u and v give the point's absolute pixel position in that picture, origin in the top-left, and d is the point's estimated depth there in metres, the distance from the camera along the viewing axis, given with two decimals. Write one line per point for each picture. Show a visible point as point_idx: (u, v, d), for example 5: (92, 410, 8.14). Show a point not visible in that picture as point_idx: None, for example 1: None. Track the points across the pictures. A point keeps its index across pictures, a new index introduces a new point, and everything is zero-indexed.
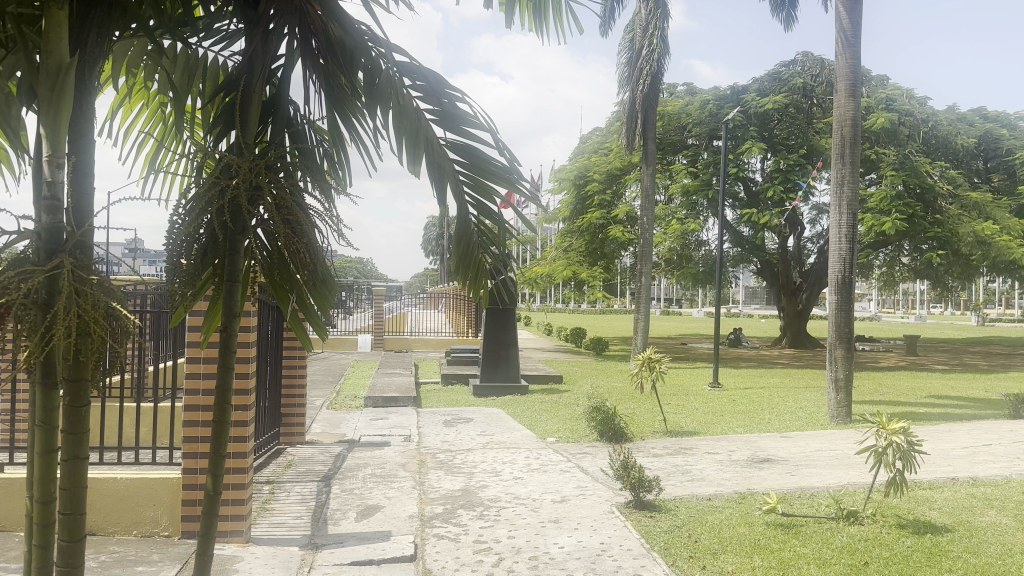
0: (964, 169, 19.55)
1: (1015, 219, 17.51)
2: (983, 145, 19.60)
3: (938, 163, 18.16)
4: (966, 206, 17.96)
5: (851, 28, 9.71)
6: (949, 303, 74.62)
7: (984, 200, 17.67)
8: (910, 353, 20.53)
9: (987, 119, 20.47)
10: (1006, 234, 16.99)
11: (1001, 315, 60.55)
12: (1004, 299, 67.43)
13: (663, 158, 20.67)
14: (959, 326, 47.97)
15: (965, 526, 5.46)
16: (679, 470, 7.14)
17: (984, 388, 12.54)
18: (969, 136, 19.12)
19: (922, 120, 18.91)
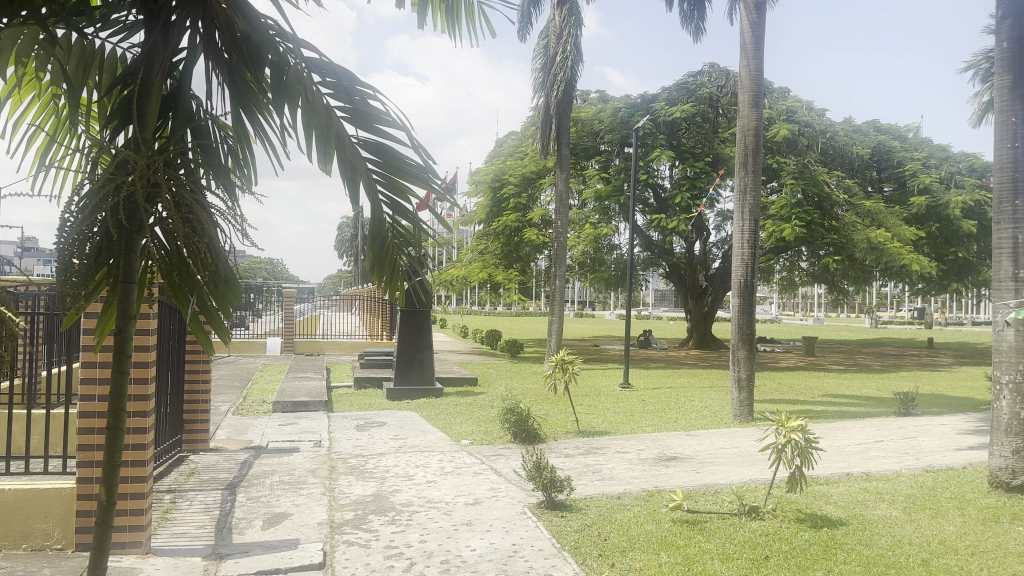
0: (858, 179, 20.62)
1: (905, 226, 18.56)
2: (877, 156, 20.73)
3: (835, 173, 19.08)
4: (860, 214, 18.93)
5: (754, 41, 10.10)
6: (844, 306, 78.77)
7: (876, 209, 18.69)
8: (809, 354, 21.53)
9: (880, 132, 21.69)
10: (896, 241, 17.98)
11: (892, 318, 64.40)
12: (893, 303, 71.76)
13: (577, 164, 20.96)
14: (853, 328, 50.93)
15: (858, 519, 5.75)
16: (589, 470, 7.26)
17: (876, 387, 13.25)
18: (862, 147, 20.21)
19: (820, 132, 19.83)
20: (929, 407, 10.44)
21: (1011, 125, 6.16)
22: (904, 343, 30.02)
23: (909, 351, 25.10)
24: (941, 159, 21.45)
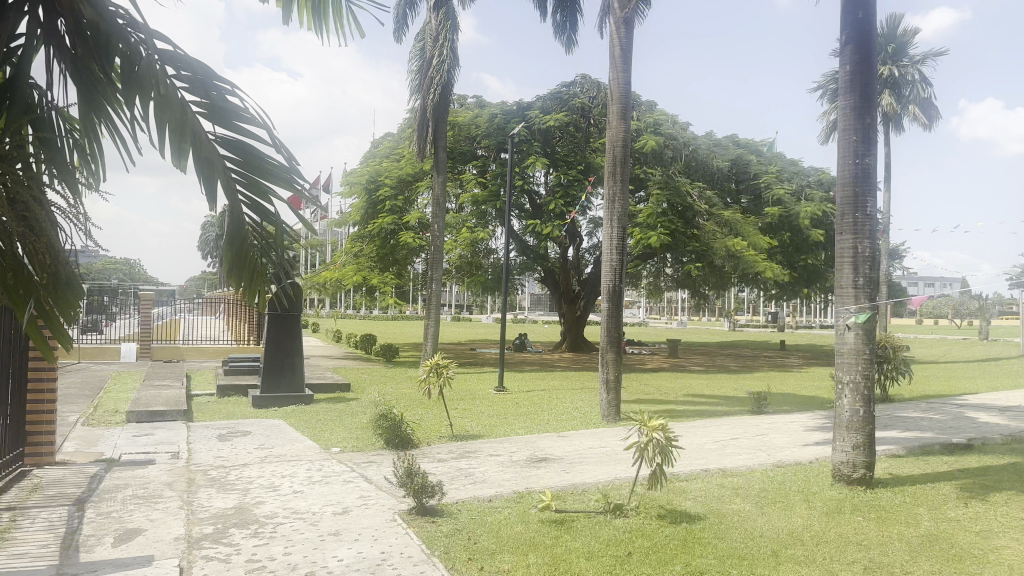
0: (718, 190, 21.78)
1: (760, 235, 19.76)
2: (735, 169, 21.98)
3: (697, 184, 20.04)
4: (720, 223, 19.98)
5: (623, 55, 10.46)
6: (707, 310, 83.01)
7: (734, 219, 19.79)
8: (673, 356, 22.53)
9: (739, 146, 23.03)
10: (752, 250, 19.12)
11: (750, 321, 68.43)
12: (751, 307, 76.33)
13: (453, 168, 20.99)
14: (714, 331, 53.80)
15: (714, 513, 6.06)
16: (461, 474, 7.27)
17: (733, 387, 14.05)
18: (722, 160, 21.38)
19: (685, 144, 20.77)
20: (780, 406, 11.15)
21: (854, 141, 6.63)
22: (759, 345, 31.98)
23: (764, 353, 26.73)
24: (793, 173, 23.02)
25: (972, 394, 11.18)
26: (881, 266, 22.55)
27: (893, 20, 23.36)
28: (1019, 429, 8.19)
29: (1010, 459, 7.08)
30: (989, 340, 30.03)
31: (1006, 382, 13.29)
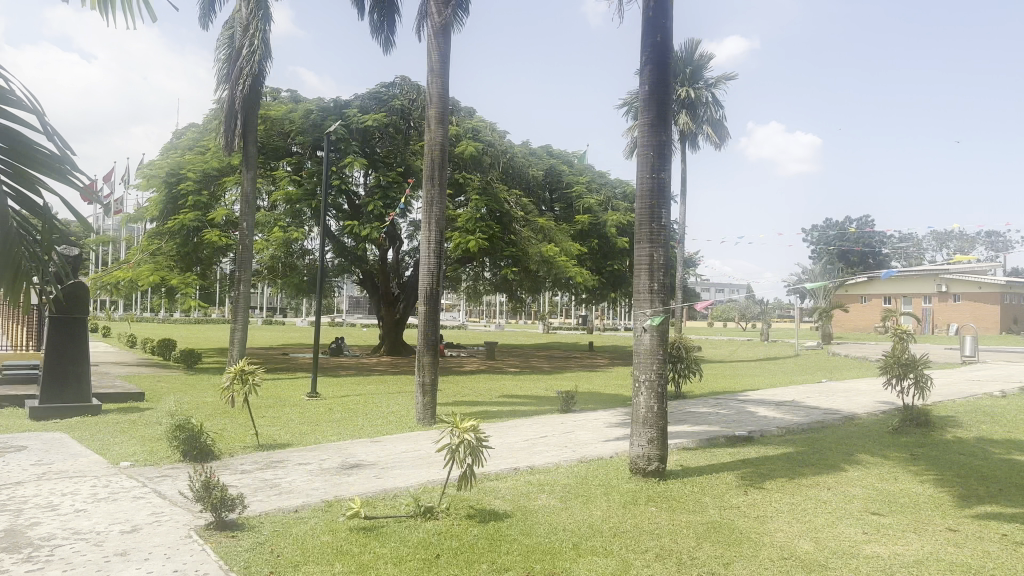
0: (534, 197, 22.55)
1: (571, 241, 20.66)
2: (548, 177, 22.89)
3: (513, 191, 20.55)
4: (534, 229, 20.64)
5: (441, 61, 10.53)
6: (524, 313, 85.57)
7: (548, 226, 20.50)
8: (489, 358, 22.97)
9: (553, 156, 23.99)
10: (564, 255, 19.93)
11: (563, 324, 71.36)
12: (564, 310, 79.67)
13: (265, 164, 20.12)
14: (527, 334, 55.56)
15: (521, 510, 6.23)
16: (266, 485, 6.96)
17: (544, 388, 14.58)
18: (537, 169, 22.15)
19: (502, 151, 21.21)
20: (586, 404, 11.71)
21: (651, 156, 7.10)
22: (570, 347, 33.45)
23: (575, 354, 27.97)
24: (601, 184, 24.39)
25: (750, 390, 12.38)
26: (679, 274, 24.40)
27: (691, 45, 25.34)
28: (789, 421, 9.16)
29: (781, 448, 7.89)
30: (768, 341, 33.43)
31: (780, 378, 14.85)
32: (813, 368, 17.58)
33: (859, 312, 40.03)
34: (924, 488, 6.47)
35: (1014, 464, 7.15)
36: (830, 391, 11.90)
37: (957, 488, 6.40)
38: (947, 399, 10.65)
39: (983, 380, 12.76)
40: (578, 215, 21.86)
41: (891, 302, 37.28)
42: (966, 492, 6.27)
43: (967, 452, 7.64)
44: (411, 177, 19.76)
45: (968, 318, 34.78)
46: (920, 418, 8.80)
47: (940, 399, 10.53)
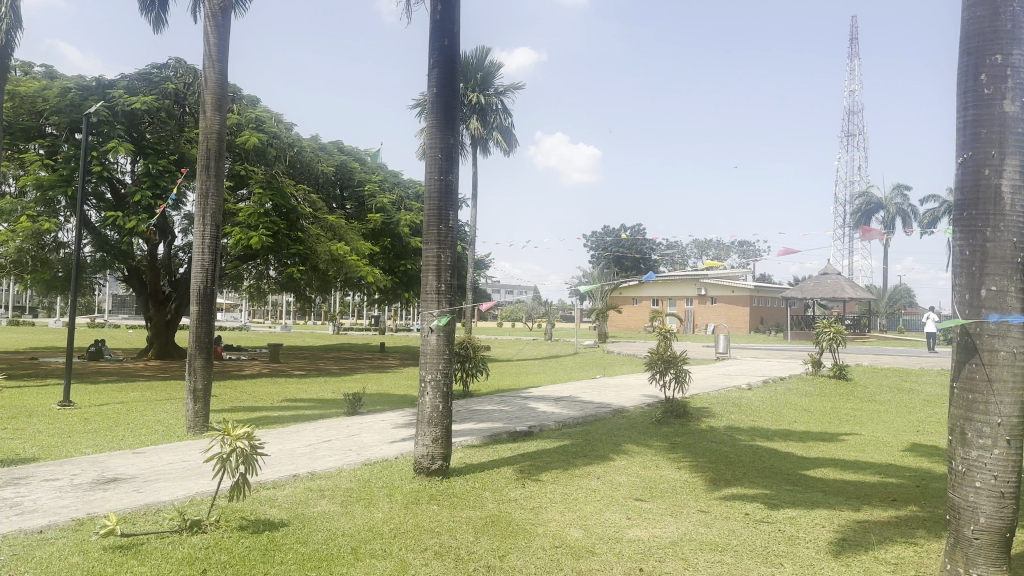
0: (323, 194, 22.01)
1: (361, 241, 20.37)
2: (338, 174, 22.48)
3: (300, 187, 19.77)
4: (322, 227, 20.07)
5: (219, 45, 9.93)
6: (314, 314, 83.04)
7: (336, 224, 20.09)
8: (273, 360, 22.02)
9: (343, 153, 23.67)
10: (354, 254, 19.59)
11: (354, 325, 70.10)
12: (356, 310, 78.41)
13: (11, 145, 17.83)
14: (315, 335, 53.90)
15: (298, 518, 6.02)
16: (3, 506, 6.15)
17: (330, 390, 14.24)
18: (327, 165, 21.61)
19: (289, 145, 20.14)
20: (373, 405, 11.59)
21: (439, 158, 7.16)
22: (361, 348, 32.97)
23: (366, 356, 27.60)
24: (392, 183, 24.45)
25: (532, 388, 12.92)
26: (468, 275, 24.89)
27: (481, 51, 25.96)
28: (566, 415, 9.67)
29: (558, 442, 8.29)
30: (552, 340, 35.07)
31: (561, 376, 15.65)
32: (592, 365, 18.71)
33: (632, 313, 42.76)
34: (681, 473, 7.10)
35: (755, 449, 8.06)
36: (604, 387, 12.73)
37: (708, 473, 7.09)
38: (703, 392, 11.79)
39: (732, 375, 14.29)
40: (369, 214, 21.62)
41: (660, 304, 40.53)
42: (716, 476, 6.96)
43: (717, 439, 8.51)
44: (186, 168, 18.46)
45: (723, 320, 38.13)
46: (679, 409, 9.66)
47: (696, 393, 11.64)
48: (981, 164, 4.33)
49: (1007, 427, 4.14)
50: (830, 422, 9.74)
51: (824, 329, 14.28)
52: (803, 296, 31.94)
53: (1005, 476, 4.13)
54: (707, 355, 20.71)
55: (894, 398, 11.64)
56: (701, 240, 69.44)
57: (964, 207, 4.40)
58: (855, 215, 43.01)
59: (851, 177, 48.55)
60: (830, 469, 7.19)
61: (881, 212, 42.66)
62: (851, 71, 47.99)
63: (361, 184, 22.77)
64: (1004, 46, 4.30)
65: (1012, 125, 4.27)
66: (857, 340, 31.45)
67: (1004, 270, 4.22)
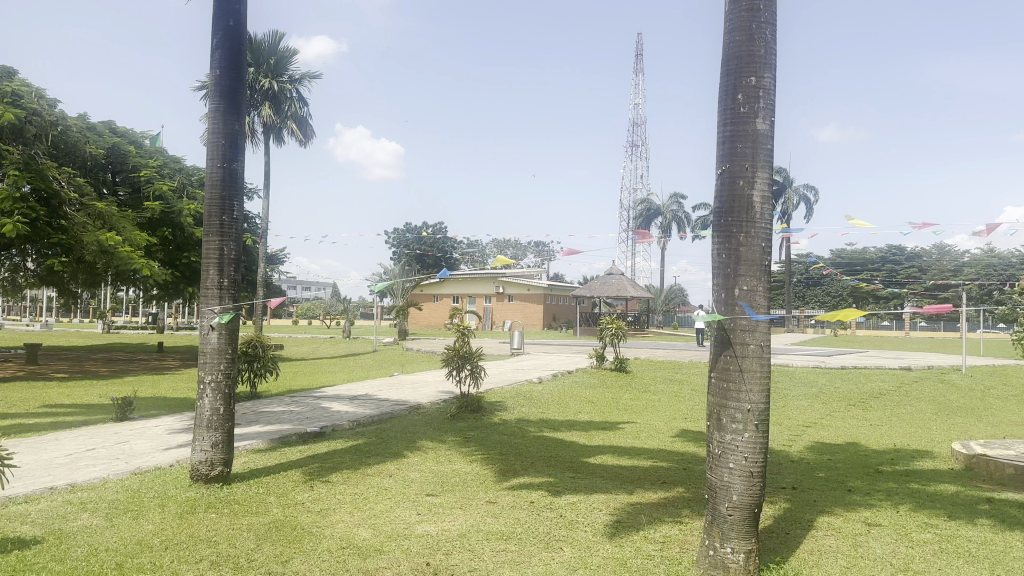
0: (93, 179, 20.03)
1: (138, 232, 18.76)
2: (112, 157, 20.55)
3: (65, 170, 17.79)
4: (91, 215, 18.25)
5: None
6: (85, 311, 75.27)
7: (108, 211, 18.37)
8: (29, 362, 19.67)
9: (118, 134, 21.75)
10: (129, 246, 17.98)
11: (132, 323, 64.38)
12: (135, 307, 72.12)
13: None
14: (83, 334, 48.73)
15: (53, 535, 5.41)
16: None
17: (97, 395, 12.96)
18: (97, 147, 19.66)
19: (51, 123, 18.06)
20: (148, 410, 10.71)
21: (222, 144, 6.76)
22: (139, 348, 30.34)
23: (144, 356, 25.45)
24: (175, 169, 22.86)
25: (324, 387, 12.58)
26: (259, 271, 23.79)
27: (276, 36, 24.90)
28: (359, 414, 9.52)
29: (350, 441, 8.14)
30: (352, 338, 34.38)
31: (356, 374, 15.39)
32: (389, 363, 18.60)
33: (433, 311, 42.92)
34: (472, 467, 7.24)
35: (543, 440, 8.40)
36: (400, 384, 12.69)
37: (498, 464, 7.29)
38: (496, 386, 12.12)
39: (524, 369, 14.82)
40: (148, 202, 19.99)
41: (460, 301, 41.09)
42: (505, 467, 7.17)
43: (508, 432, 8.77)
44: None
45: (519, 316, 39.41)
46: (473, 404, 9.87)
47: (490, 387, 11.95)
48: (737, 174, 4.78)
49: (755, 412, 4.61)
50: (611, 412, 10.40)
51: (608, 325, 15.20)
52: (590, 295, 33.79)
53: (753, 456, 4.60)
54: (500, 351, 21.28)
55: (667, 389, 12.65)
56: (499, 240, 71.34)
57: (724, 213, 4.84)
58: (637, 219, 46.20)
59: (635, 184, 52.11)
60: (609, 456, 7.67)
61: (660, 217, 46.19)
62: (635, 84, 51.47)
63: (139, 169, 21.01)
64: (757, 69, 4.79)
65: (763, 141, 4.78)
66: (638, 336, 33.85)
67: (753, 272, 4.73)
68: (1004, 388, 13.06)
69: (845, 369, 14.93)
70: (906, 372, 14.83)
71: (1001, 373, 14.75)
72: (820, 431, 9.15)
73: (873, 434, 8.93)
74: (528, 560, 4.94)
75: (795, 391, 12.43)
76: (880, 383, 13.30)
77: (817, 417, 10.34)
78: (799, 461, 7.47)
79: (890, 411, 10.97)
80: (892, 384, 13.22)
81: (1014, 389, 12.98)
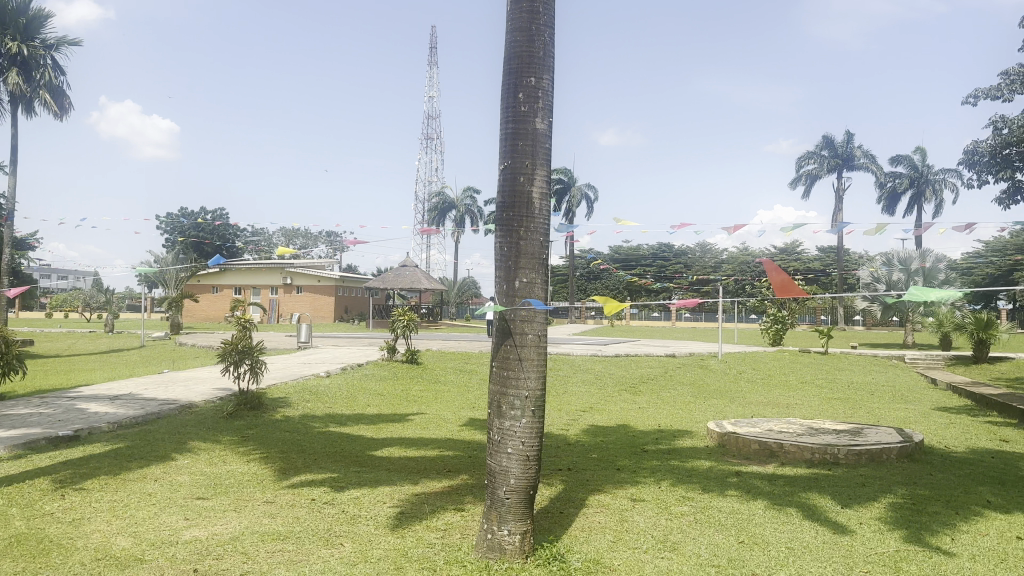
0: None
1: None
2: None
3: None
4: None
5: None
6: None
7: None
8: None
9: None
10: None
11: None
12: None
13: None
14: None
15: None
16: None
17: None
18: None
19: None
20: None
21: None
22: None
23: None
24: None
25: (82, 386, 11.44)
26: None
27: None
28: (123, 414, 8.76)
29: (110, 445, 7.47)
30: (121, 333, 31.52)
31: (120, 371, 14.14)
32: (161, 359, 17.28)
33: (211, 302, 39.83)
34: (249, 467, 6.93)
35: (327, 435, 8.23)
36: (171, 381, 11.84)
37: (278, 463, 7.03)
38: (279, 382, 11.70)
39: (310, 363, 14.41)
40: None
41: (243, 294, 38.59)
42: (285, 465, 6.93)
43: (290, 429, 8.52)
44: None
45: (307, 309, 38.16)
46: (252, 401, 9.50)
47: (272, 382, 11.53)
48: (517, 171, 4.72)
49: (533, 399, 4.66)
50: (399, 404, 10.43)
51: (399, 317, 15.19)
52: (383, 286, 33.51)
53: (530, 441, 4.64)
54: (286, 345, 20.49)
55: (456, 379, 12.89)
56: (288, 230, 68.72)
57: (504, 208, 4.76)
58: (432, 212, 46.46)
59: (430, 177, 52.35)
60: (395, 448, 7.67)
61: (454, 210, 46.79)
62: (430, 77, 51.65)
63: None
64: (537, 70, 4.77)
65: (542, 141, 4.76)
66: (430, 328, 34.13)
67: (532, 266, 4.71)
68: (750, 371, 14.71)
69: (619, 357, 16.07)
70: (671, 359, 16.25)
71: (748, 358, 16.60)
72: (595, 415, 9.78)
73: (641, 417, 9.69)
74: (306, 558, 4.79)
75: (574, 379, 13.17)
76: (649, 369, 14.46)
77: (593, 402, 11.02)
78: (574, 445, 7.93)
79: (656, 395, 11.96)
80: (659, 370, 14.41)
81: (758, 372, 14.65)
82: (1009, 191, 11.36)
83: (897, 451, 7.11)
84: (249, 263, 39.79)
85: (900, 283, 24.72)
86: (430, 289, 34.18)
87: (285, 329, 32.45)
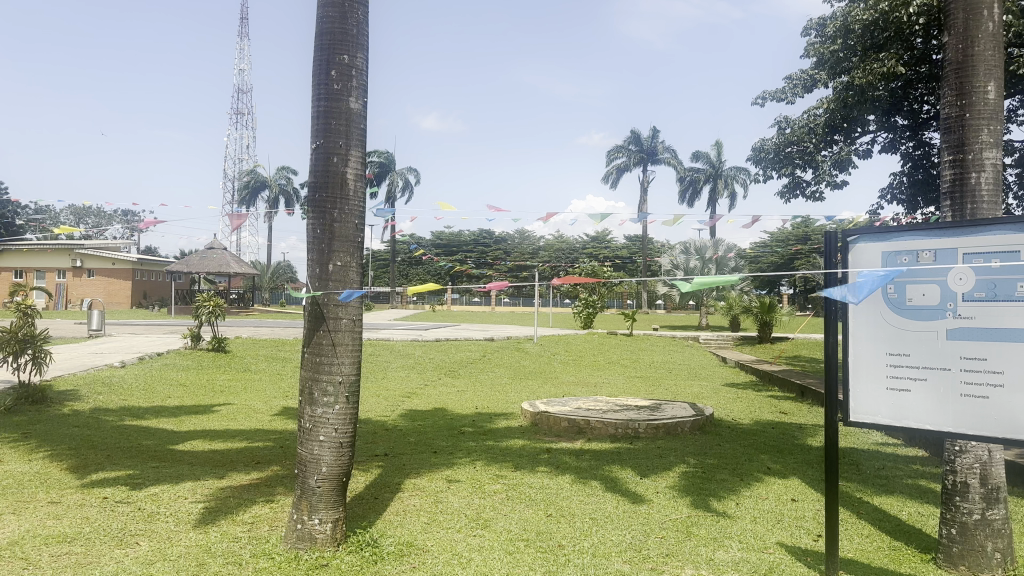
0: None
1: None
2: None
3: None
4: None
5: None
6: None
7: None
8: None
9: None
10: None
11: None
12: None
13: None
14: None
15: None
16: None
17: None
18: None
19: None
20: None
21: None
22: None
23: None
24: None
25: None
26: None
27: None
28: None
29: None
30: None
31: None
32: None
33: None
34: (31, 466, 6.27)
35: (123, 429, 7.62)
36: None
37: (66, 460, 6.43)
38: (66, 373, 10.69)
39: (103, 353, 13.26)
40: None
41: (24, 278, 34.77)
42: (75, 463, 6.35)
43: (80, 423, 7.83)
44: None
45: (99, 294, 35.10)
46: (34, 393, 8.67)
47: (57, 373, 10.51)
48: (330, 151, 4.57)
49: (346, 385, 4.54)
50: (204, 395, 9.88)
51: (204, 303, 14.33)
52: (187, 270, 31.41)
53: (343, 428, 4.54)
54: (74, 334, 18.66)
55: (268, 368, 12.37)
56: (78, 207, 62.62)
57: (315, 189, 4.58)
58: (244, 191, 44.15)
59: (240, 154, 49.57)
60: (201, 441, 7.26)
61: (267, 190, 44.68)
62: (240, 49, 48.81)
63: None
64: (349, 48, 4.64)
65: (356, 120, 4.64)
66: (240, 314, 32.48)
67: (347, 248, 4.58)
68: (563, 353, 15.33)
69: (437, 341, 16.14)
70: (489, 343, 16.51)
71: (562, 341, 17.28)
72: (413, 400, 9.75)
73: (457, 400, 9.80)
74: (96, 560, 4.41)
75: (392, 365, 13.03)
76: (467, 353, 14.63)
77: (410, 387, 10.98)
78: (392, 430, 7.88)
79: (473, 379, 12.12)
80: (478, 353, 14.62)
81: (569, 354, 15.27)
82: (789, 185, 12.60)
83: (690, 425, 7.73)
84: (32, 242, 35.84)
85: (697, 269, 26.72)
86: (240, 273, 32.48)
87: (74, 316, 29.52)
